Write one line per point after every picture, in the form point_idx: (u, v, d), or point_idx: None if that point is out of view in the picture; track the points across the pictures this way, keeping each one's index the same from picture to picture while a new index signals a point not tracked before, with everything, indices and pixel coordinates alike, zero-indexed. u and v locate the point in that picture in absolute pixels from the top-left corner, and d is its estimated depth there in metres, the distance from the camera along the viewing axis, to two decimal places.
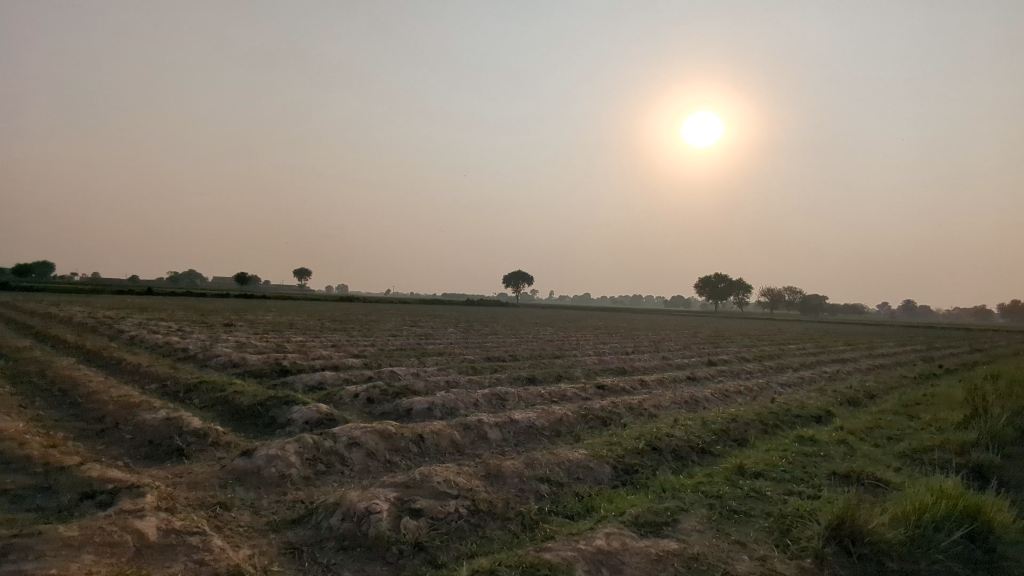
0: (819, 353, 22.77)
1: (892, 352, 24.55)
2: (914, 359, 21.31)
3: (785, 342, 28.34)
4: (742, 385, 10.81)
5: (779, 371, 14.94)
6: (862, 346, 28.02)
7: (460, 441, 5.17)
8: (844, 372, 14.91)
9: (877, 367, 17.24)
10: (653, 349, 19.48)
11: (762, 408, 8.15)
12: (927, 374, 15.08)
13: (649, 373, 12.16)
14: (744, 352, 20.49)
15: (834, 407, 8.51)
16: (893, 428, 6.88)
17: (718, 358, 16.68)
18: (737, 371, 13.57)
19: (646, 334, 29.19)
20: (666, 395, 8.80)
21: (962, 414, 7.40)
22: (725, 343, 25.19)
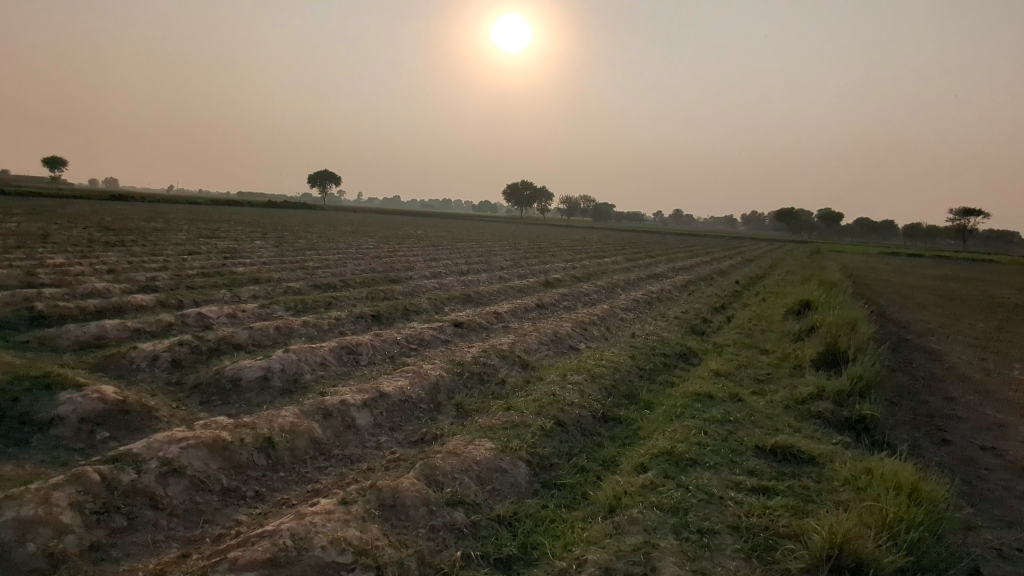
0: (631, 265, 24.17)
1: (691, 264, 26.92)
2: (712, 272, 23.50)
3: (598, 254, 29.72)
4: (591, 314, 10.61)
5: (610, 290, 15.29)
6: (663, 258, 30.45)
7: (323, 437, 3.91)
8: (667, 291, 15.69)
9: (689, 282, 18.54)
10: (484, 265, 18.92)
11: (627, 347, 7.86)
12: (732, 291, 16.51)
13: (495, 302, 11.50)
14: (570, 266, 20.91)
15: (687, 342, 8.56)
16: (756, 373, 6.95)
17: (552, 277, 16.62)
18: (576, 294, 13.51)
19: (469, 245, 28.67)
20: (529, 335, 8.17)
21: (805, 351, 7.79)
22: (547, 256, 25.62)
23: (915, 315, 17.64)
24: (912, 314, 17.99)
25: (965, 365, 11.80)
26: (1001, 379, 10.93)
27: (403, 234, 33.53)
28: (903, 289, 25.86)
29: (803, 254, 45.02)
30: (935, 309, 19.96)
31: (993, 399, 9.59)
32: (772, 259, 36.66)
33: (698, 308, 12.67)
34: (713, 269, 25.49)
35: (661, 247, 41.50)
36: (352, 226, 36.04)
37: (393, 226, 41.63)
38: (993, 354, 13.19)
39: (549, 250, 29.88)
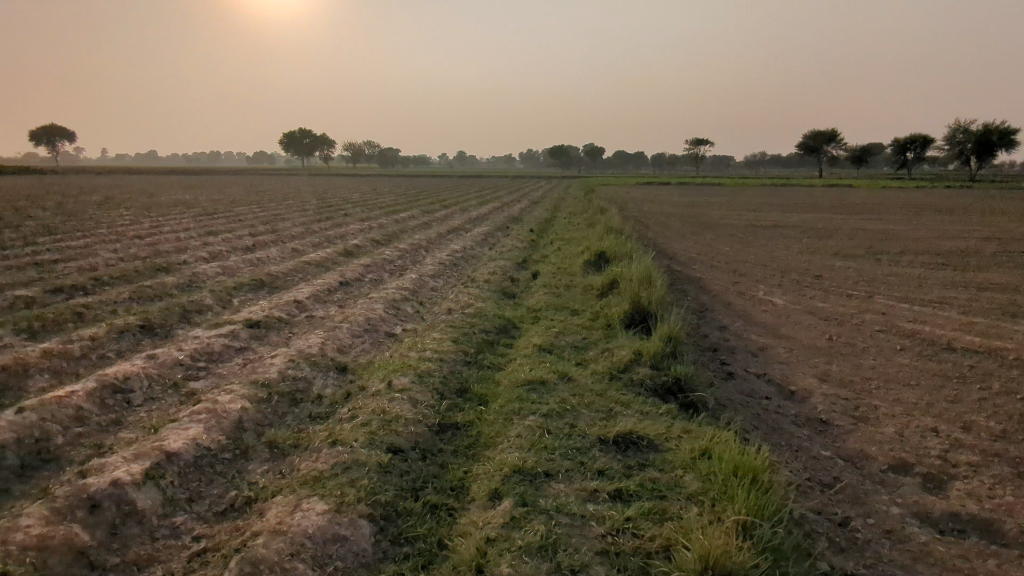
0: (429, 218, 23.76)
1: (486, 212, 27.30)
2: (507, 219, 24.00)
3: (394, 207, 28.78)
4: (401, 288, 10.02)
5: (414, 251, 14.77)
6: (458, 206, 30.43)
7: (93, 538, 2.99)
8: (470, 247, 15.58)
9: (488, 234, 18.63)
10: (270, 235, 17.06)
11: (446, 326, 7.53)
12: (531, 240, 16.94)
13: (292, 285, 10.38)
14: (367, 227, 19.87)
15: (503, 312, 8.50)
16: (575, 340, 7.10)
17: (350, 243, 15.54)
18: (380, 263, 12.72)
19: (248, 209, 25.85)
20: (338, 328, 7.39)
21: (611, 308, 8.13)
22: (338, 215, 24.03)
23: (683, 246, 19.81)
24: (679, 245, 20.16)
25: (728, 291, 13.49)
26: (755, 301, 12.69)
27: (166, 199, 29.13)
28: (667, 219, 28.91)
29: (581, 191, 48.29)
30: (695, 237, 22.64)
31: (756, 322, 11.08)
32: (556, 199, 38.68)
33: (504, 265, 12.71)
34: (506, 215, 26.03)
35: (453, 194, 41.55)
36: (100, 194, 30.43)
37: (153, 190, 36.10)
38: (745, 277, 15.28)
39: (339, 207, 28.15)
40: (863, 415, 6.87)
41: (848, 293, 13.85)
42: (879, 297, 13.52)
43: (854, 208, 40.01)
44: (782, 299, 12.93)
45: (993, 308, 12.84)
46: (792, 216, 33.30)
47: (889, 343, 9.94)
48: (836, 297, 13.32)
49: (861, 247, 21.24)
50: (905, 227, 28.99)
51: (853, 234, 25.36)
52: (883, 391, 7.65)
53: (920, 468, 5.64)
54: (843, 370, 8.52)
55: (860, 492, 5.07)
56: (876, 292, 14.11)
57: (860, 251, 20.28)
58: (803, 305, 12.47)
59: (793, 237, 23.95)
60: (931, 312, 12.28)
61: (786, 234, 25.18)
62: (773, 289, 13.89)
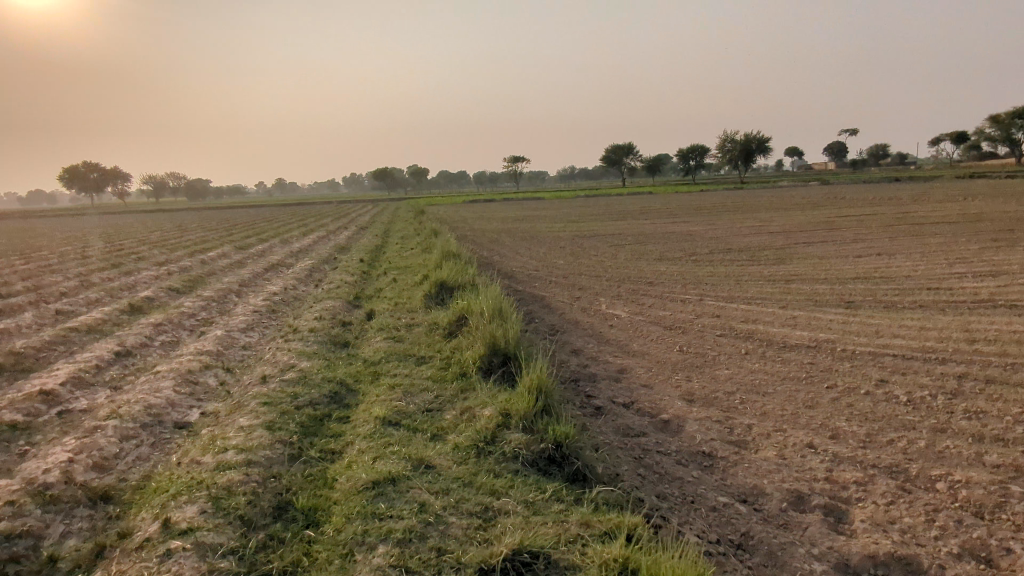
0: (241, 255, 20.96)
1: (307, 243, 24.88)
2: (332, 249, 21.93)
3: (198, 245, 25.21)
4: (200, 352, 8.00)
5: (220, 295, 12.43)
6: (277, 238, 27.63)
7: None
8: (290, 285, 13.57)
9: (312, 267, 16.61)
10: (28, 294, 13.60)
11: (258, 404, 5.84)
12: (361, 272, 15.25)
13: (44, 363, 7.86)
14: (160, 272, 16.78)
15: (334, 371, 6.96)
16: (426, 400, 5.82)
17: (139, 295, 12.79)
18: (176, 318, 10.39)
19: (4, 261, 21.07)
20: (102, 430, 5.39)
21: (462, 351, 6.96)
22: (127, 260, 20.35)
23: (520, 263, 19.30)
24: (517, 262, 19.63)
25: (573, 307, 12.95)
26: (602, 315, 12.25)
27: None
28: (499, 235, 28.61)
29: (409, 212, 46.92)
30: (530, 252, 22.35)
31: (609, 337, 10.53)
32: (384, 223, 36.97)
33: (331, 305, 11.00)
34: (331, 244, 23.94)
35: (271, 226, 38.12)
36: None
37: None
38: (586, 290, 14.94)
39: (130, 250, 24.10)
40: (742, 438, 6.34)
41: (682, 295, 13.99)
42: (711, 296, 13.80)
43: (661, 213, 43.17)
44: (626, 309, 12.64)
45: (807, 297, 13.62)
46: (612, 225, 34.86)
47: (735, 344, 9.84)
48: (674, 301, 13.36)
49: (680, 250, 22.31)
50: (709, 226, 31.51)
51: (668, 237, 26.83)
52: (750, 402, 7.26)
53: (818, 498, 5.13)
54: (705, 381, 8.08)
55: (774, 548, 4.38)
56: (706, 291, 14.44)
57: (680, 253, 21.25)
58: (647, 313, 12.25)
59: (618, 244, 24.67)
60: (759, 306, 12.65)
61: (611, 242, 25.94)
62: (616, 300, 13.62)
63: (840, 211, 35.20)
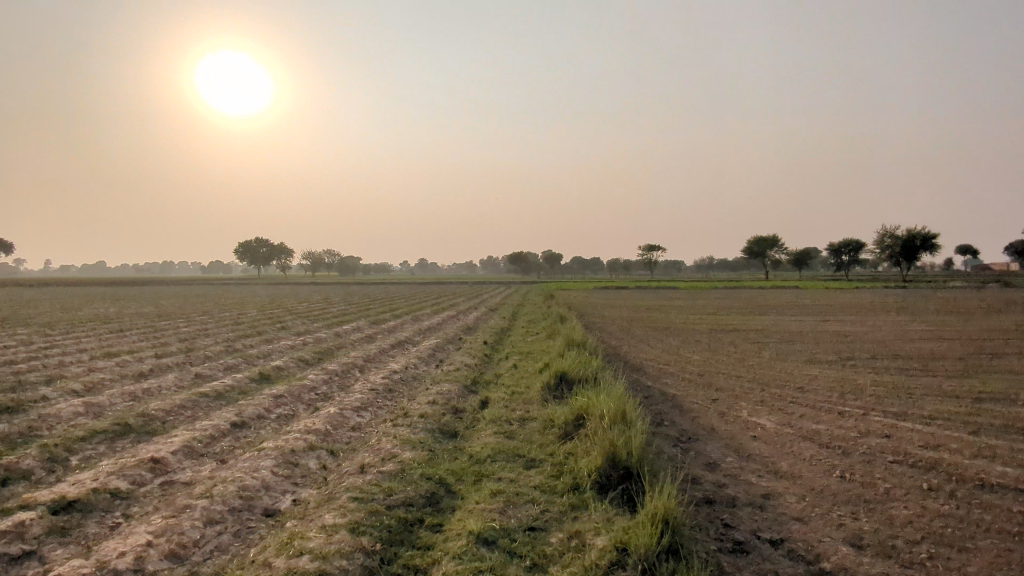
0: (375, 330, 21.71)
1: (437, 322, 25.40)
2: (460, 330, 22.12)
3: (339, 318, 26.66)
4: (308, 431, 7.80)
5: (344, 370, 12.58)
6: (409, 315, 28.60)
7: None
8: (412, 364, 13.51)
9: (436, 347, 16.61)
10: (182, 356, 14.72)
11: (349, 498, 5.35)
12: (483, 355, 14.95)
13: (168, 428, 8.08)
14: (299, 343, 17.64)
15: (436, 465, 6.37)
16: (530, 515, 5.01)
17: (271, 364, 13.29)
18: (298, 391, 10.48)
19: (174, 324, 23.43)
20: (189, 511, 5.14)
21: (577, 457, 6.11)
22: (274, 329, 21.80)
23: (650, 356, 18.11)
24: (646, 355, 18.44)
25: (708, 411, 11.57)
26: (741, 423, 10.77)
27: (86, 313, 26.55)
28: (628, 325, 27.51)
29: (538, 296, 47.12)
30: (661, 344, 21.05)
31: (750, 451, 9.11)
32: (514, 306, 37.25)
33: (447, 389, 10.62)
34: (459, 324, 24.17)
35: (408, 303, 39.85)
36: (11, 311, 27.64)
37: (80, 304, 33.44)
38: (724, 392, 13.45)
39: (279, 319, 25.97)
40: None
41: (840, 407, 12.07)
42: (876, 411, 11.77)
43: (811, 310, 39.68)
44: (770, 418, 11.06)
45: (1007, 420, 11.16)
46: (752, 320, 32.47)
47: (914, 475, 8.02)
48: (829, 413, 11.53)
49: (833, 353, 19.91)
50: (867, 328, 28.22)
51: (819, 337, 24.24)
52: (942, 559, 5.62)
53: None
54: (877, 522, 6.49)
55: None
56: (870, 404, 12.39)
57: (833, 356, 18.91)
58: (797, 425, 10.61)
59: (761, 342, 22.61)
60: (941, 428, 10.51)
61: (751, 338, 23.89)
62: (758, 407, 12.03)
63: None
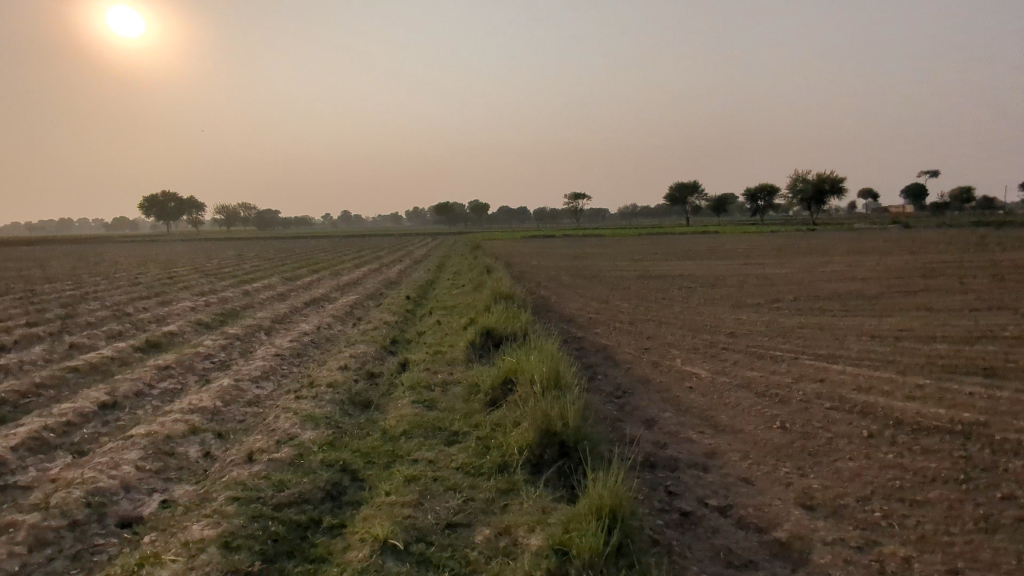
0: (289, 287, 20.16)
1: (358, 276, 24.02)
2: (381, 284, 20.88)
3: (249, 275, 24.74)
4: (192, 409, 6.63)
5: (247, 334, 11.28)
6: (327, 270, 26.95)
7: None
8: (325, 323, 12.35)
9: (354, 304, 15.40)
10: (57, 323, 12.89)
11: (230, 498, 4.37)
12: (405, 310, 13.91)
13: (16, 414, 6.69)
14: (200, 304, 15.96)
15: (342, 447, 5.43)
16: (452, 507, 4.20)
17: (163, 329, 11.77)
18: (188, 360, 9.16)
19: (56, 287, 20.93)
20: (11, 532, 3.98)
21: (505, 431, 5.33)
22: (174, 289, 19.83)
23: (580, 307, 17.61)
24: (576, 305, 17.91)
25: (642, 362, 11.10)
26: (676, 374, 10.35)
27: None
28: (557, 274, 27.01)
29: (465, 246, 46.02)
30: (590, 294, 20.64)
31: (688, 403, 8.66)
32: (440, 257, 36.09)
33: (363, 351, 9.60)
34: (381, 278, 22.89)
35: (328, 257, 37.92)
36: None
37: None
38: (656, 341, 13.08)
39: (181, 278, 23.80)
40: None
41: (771, 351, 11.91)
42: (806, 354, 11.68)
43: (731, 254, 40.71)
44: (705, 367, 10.72)
45: (928, 357, 11.33)
46: (677, 265, 32.75)
47: (853, 423, 7.79)
48: (762, 359, 11.33)
49: (757, 296, 20.13)
50: (786, 270, 28.97)
51: (742, 281, 24.58)
52: (897, 517, 5.28)
53: None
54: (824, 479, 6.10)
55: None
56: (799, 347, 12.31)
57: (758, 300, 19.05)
58: (731, 373, 10.32)
59: (688, 287, 22.63)
60: (870, 369, 10.47)
61: (679, 284, 23.90)
62: (691, 355, 11.70)
63: (934, 257, 31.96)
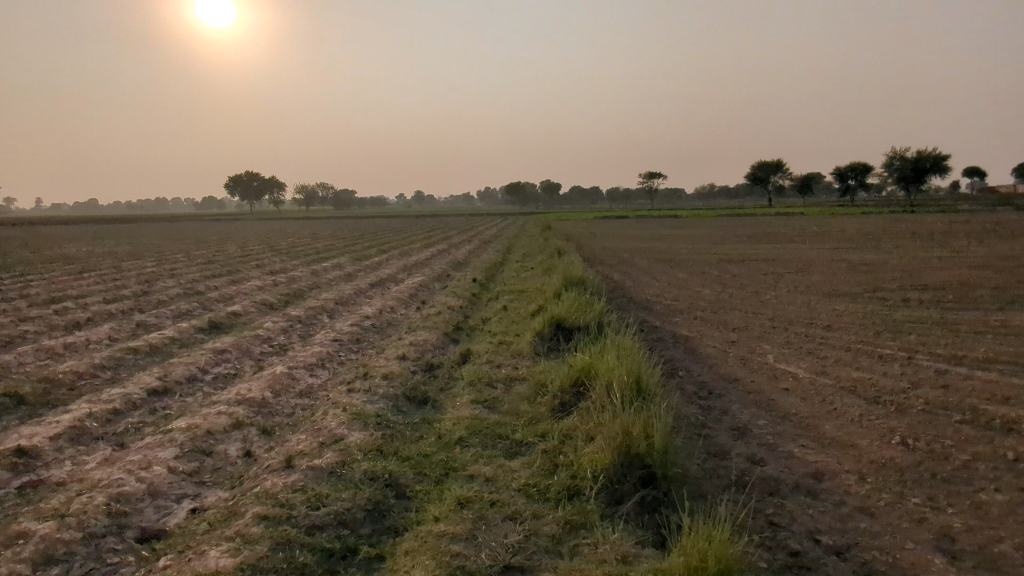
0: (357, 267, 20.02)
1: (426, 257, 23.74)
2: (449, 265, 20.44)
3: (321, 255, 24.93)
4: (240, 401, 6.20)
5: (309, 317, 10.97)
6: (397, 251, 26.85)
7: None
8: (389, 306, 11.91)
9: (420, 286, 14.93)
10: (132, 300, 13.06)
11: (260, 515, 3.80)
12: (471, 294, 13.31)
13: (68, 398, 6.47)
14: (268, 283, 15.94)
15: (391, 454, 4.80)
16: (511, 545, 3.46)
17: (228, 310, 11.63)
18: (246, 343, 8.85)
19: (140, 263, 21.68)
20: (19, 545, 3.54)
21: (576, 446, 4.54)
22: (247, 267, 20.09)
23: (656, 293, 16.51)
24: (652, 291, 16.79)
25: (728, 358, 10.00)
26: (768, 373, 9.21)
27: (48, 254, 24.74)
28: (630, 257, 25.81)
29: (535, 228, 45.22)
30: (666, 279, 19.43)
31: (785, 409, 7.59)
32: (509, 238, 35.48)
33: (425, 338, 9.02)
34: (449, 260, 22.46)
35: (398, 236, 38.04)
36: None
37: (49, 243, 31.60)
38: (742, 333, 11.91)
39: (255, 257, 24.24)
40: None
41: (879, 349, 10.51)
42: (921, 354, 10.22)
43: (819, 238, 38.01)
44: (801, 366, 9.54)
45: None
46: (760, 249, 30.73)
47: (991, 443, 6.54)
48: (867, 357, 10.01)
49: (854, 284, 18.34)
50: (884, 256, 26.60)
51: (835, 267, 22.64)
52: None
53: None
54: (966, 516, 4.99)
55: None
56: (912, 345, 10.84)
57: (855, 289, 17.29)
58: (832, 374, 9.12)
59: (774, 273, 20.99)
60: (1002, 376, 8.98)
61: (764, 269, 22.25)
62: (783, 351, 10.52)
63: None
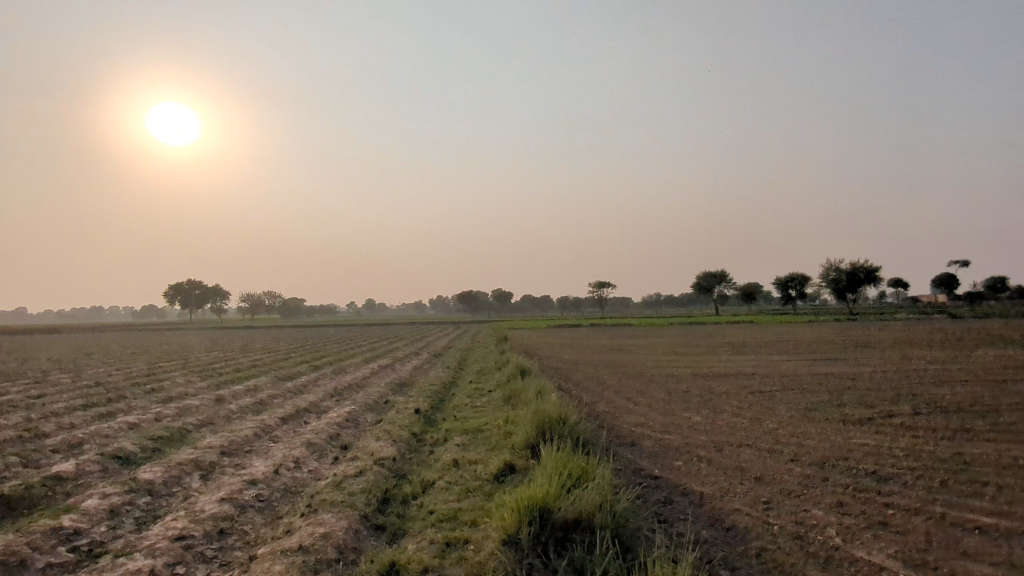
0: (276, 390, 16.46)
1: (364, 375, 20.36)
2: (388, 386, 17.11)
3: (240, 373, 21.25)
4: None
5: (167, 485, 7.43)
6: (332, 367, 23.30)
7: None
8: (291, 459, 8.48)
9: (344, 421, 11.50)
10: None
11: None
12: (412, 436, 10.00)
13: None
14: (148, 418, 12.22)
15: None
16: None
17: (52, 470, 7.94)
18: (20, 551, 5.25)
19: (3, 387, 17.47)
20: None
21: None
22: (139, 393, 16.26)
23: (641, 424, 13.49)
24: (635, 422, 13.77)
25: (777, 538, 6.89)
26: (851, 568, 6.09)
27: None
28: (597, 374, 23.01)
29: (488, 339, 42.53)
30: (646, 402, 16.53)
31: None
32: (461, 351, 32.53)
33: (330, 528, 5.69)
34: (390, 379, 19.12)
35: (339, 348, 34.53)
36: None
37: None
38: (771, 487, 8.90)
39: (159, 376, 20.34)
40: None
41: (968, 513, 7.61)
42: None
43: (785, 347, 36.40)
44: (886, 549, 6.54)
45: None
46: (730, 361, 28.57)
47: None
48: (963, 528, 7.12)
49: (860, 405, 15.84)
50: (864, 368, 24.67)
51: (823, 383, 20.35)
52: None
53: None
54: None
55: None
56: (1004, 503, 7.98)
57: (865, 413, 14.73)
58: (940, 563, 6.13)
59: (763, 393, 18.38)
60: None
61: (748, 387, 19.72)
62: (843, 519, 7.53)
63: None
